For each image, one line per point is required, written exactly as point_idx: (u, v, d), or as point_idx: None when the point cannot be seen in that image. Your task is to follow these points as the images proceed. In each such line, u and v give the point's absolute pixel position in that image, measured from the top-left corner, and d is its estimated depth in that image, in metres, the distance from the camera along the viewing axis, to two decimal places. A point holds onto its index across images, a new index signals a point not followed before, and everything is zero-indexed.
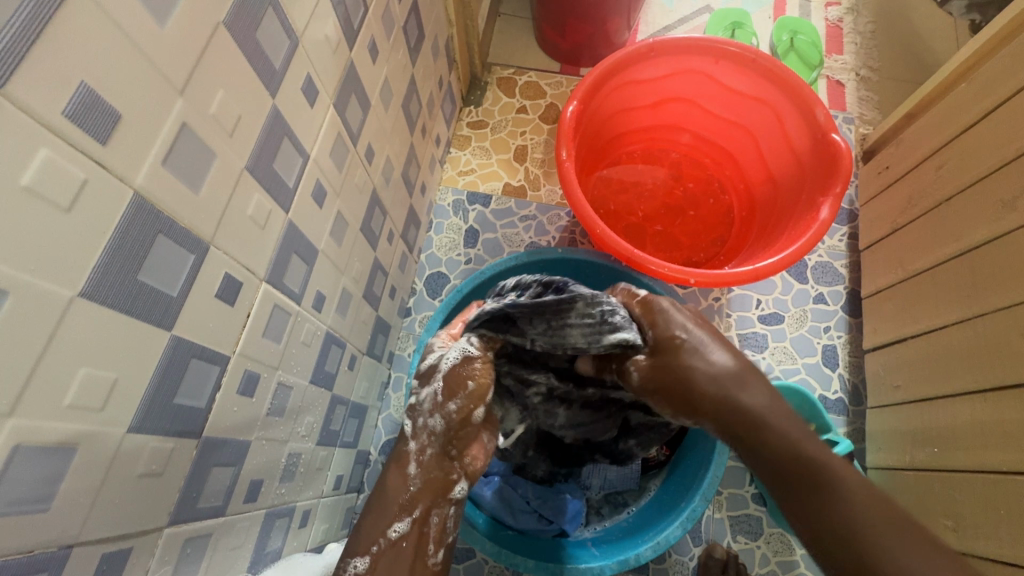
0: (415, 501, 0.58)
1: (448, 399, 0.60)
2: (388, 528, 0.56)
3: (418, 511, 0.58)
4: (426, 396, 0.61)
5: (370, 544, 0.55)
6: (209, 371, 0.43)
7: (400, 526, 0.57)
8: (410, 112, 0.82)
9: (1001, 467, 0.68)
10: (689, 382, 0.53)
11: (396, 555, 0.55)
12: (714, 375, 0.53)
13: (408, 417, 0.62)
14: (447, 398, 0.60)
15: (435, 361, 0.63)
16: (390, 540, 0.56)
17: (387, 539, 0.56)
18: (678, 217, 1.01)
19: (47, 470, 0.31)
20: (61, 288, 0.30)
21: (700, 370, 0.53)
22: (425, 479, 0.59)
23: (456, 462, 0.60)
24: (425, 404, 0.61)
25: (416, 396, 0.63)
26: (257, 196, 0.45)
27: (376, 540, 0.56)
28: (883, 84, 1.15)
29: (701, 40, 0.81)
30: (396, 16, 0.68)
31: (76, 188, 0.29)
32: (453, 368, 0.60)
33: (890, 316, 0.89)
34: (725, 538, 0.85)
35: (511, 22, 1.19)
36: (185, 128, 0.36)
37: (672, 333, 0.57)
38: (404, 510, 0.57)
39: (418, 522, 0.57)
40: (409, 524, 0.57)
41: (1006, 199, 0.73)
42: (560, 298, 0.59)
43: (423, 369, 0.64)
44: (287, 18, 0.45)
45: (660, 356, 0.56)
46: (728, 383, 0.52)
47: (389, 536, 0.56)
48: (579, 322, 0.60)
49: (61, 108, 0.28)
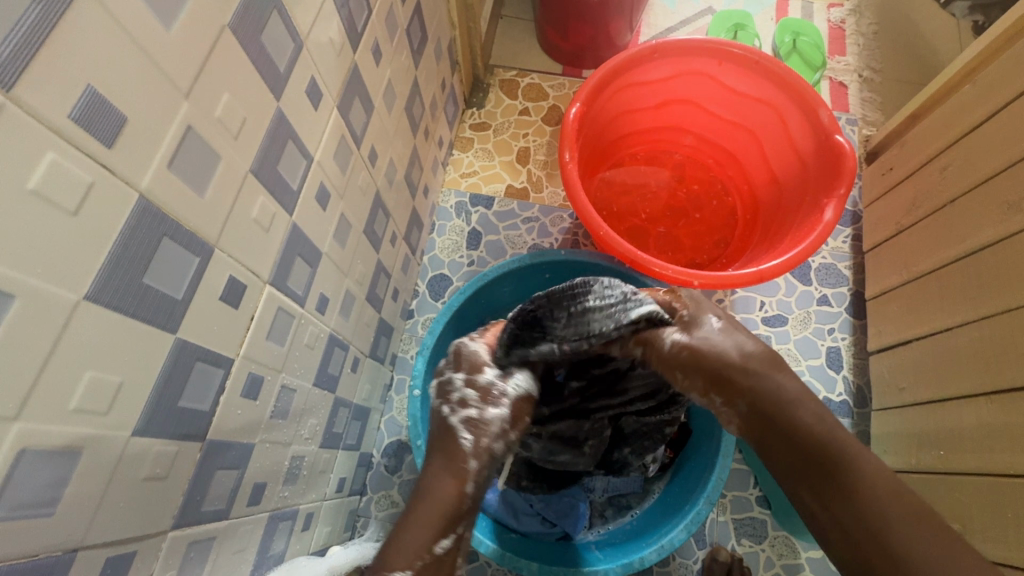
0: (461, 516, 0.52)
1: (512, 428, 0.59)
2: (433, 543, 0.49)
3: (459, 528, 0.52)
4: (496, 420, 0.58)
5: (410, 563, 0.47)
6: (213, 374, 0.43)
7: (444, 542, 0.50)
8: (414, 114, 0.82)
9: (1008, 470, 0.67)
10: (725, 367, 0.54)
11: (439, 568, 0.49)
12: (743, 356, 0.54)
13: (466, 431, 0.57)
14: (512, 427, 0.59)
15: (493, 381, 0.60)
16: (435, 556, 0.49)
17: (432, 556, 0.49)
18: (681, 219, 1.01)
19: (52, 474, 0.31)
20: (66, 292, 0.30)
21: (728, 358, 0.54)
22: (477, 496, 0.54)
23: (498, 479, 0.58)
24: (493, 425, 0.57)
25: (478, 411, 0.58)
26: (261, 199, 0.45)
27: (419, 555, 0.48)
28: (886, 85, 1.15)
29: (704, 42, 0.81)
30: (400, 18, 0.68)
31: (81, 191, 0.29)
32: (518, 398, 0.60)
33: (895, 318, 0.89)
34: (729, 542, 0.85)
35: (513, 24, 1.20)
36: (190, 131, 0.36)
37: (704, 319, 0.57)
38: (450, 525, 0.51)
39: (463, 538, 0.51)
40: (453, 539, 0.51)
41: (1011, 201, 0.72)
42: (574, 282, 0.59)
43: (473, 386, 0.60)
44: (292, 21, 0.45)
45: (686, 341, 0.56)
46: (764, 367, 0.53)
47: (434, 551, 0.49)
48: (600, 305, 0.58)
49: (67, 111, 0.28)
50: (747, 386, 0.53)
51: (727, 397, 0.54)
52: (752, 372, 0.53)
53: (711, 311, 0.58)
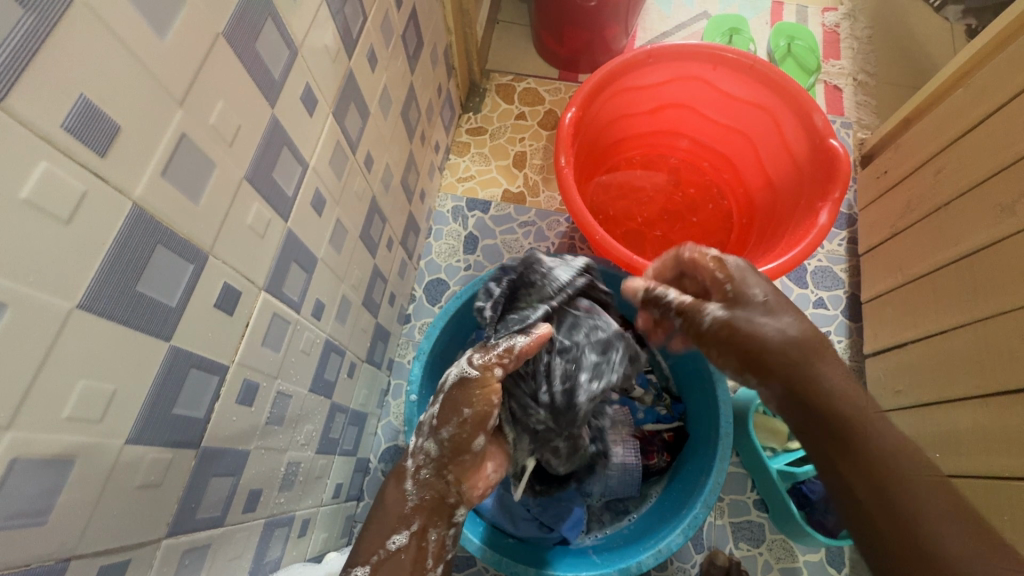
0: (411, 514, 0.57)
1: (442, 423, 0.59)
2: (388, 539, 0.56)
3: (417, 525, 0.57)
4: (427, 415, 0.60)
5: (370, 557, 0.55)
6: (208, 381, 0.43)
7: (399, 538, 0.56)
8: (410, 120, 0.82)
9: (1004, 472, 0.68)
10: (766, 350, 0.51)
11: (396, 566, 0.55)
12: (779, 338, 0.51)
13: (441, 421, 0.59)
14: (440, 423, 0.59)
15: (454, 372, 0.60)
16: (390, 550, 0.55)
17: (386, 551, 0.55)
18: (678, 222, 1.01)
19: (45, 482, 0.31)
20: (59, 300, 0.30)
21: (770, 340, 0.51)
22: (420, 496, 0.58)
23: (452, 486, 0.59)
24: (425, 424, 0.60)
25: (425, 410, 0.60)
26: (256, 205, 0.45)
27: (377, 550, 0.55)
28: (880, 89, 1.16)
29: (699, 46, 0.82)
30: (395, 25, 0.69)
31: (74, 201, 0.29)
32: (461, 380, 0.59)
33: (890, 321, 0.89)
34: (727, 545, 0.85)
35: (510, 29, 1.20)
36: (184, 139, 0.36)
37: (747, 293, 0.54)
38: (402, 522, 0.56)
39: (419, 535, 0.57)
40: (408, 536, 0.56)
41: (1004, 204, 0.73)
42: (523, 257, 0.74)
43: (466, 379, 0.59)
44: (287, 29, 0.45)
45: (727, 319, 0.53)
46: (803, 354, 0.50)
47: (389, 547, 0.55)
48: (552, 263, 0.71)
49: (60, 120, 0.28)
50: (783, 370, 0.50)
51: (762, 378, 0.51)
52: (799, 352, 0.50)
53: (757, 286, 0.54)
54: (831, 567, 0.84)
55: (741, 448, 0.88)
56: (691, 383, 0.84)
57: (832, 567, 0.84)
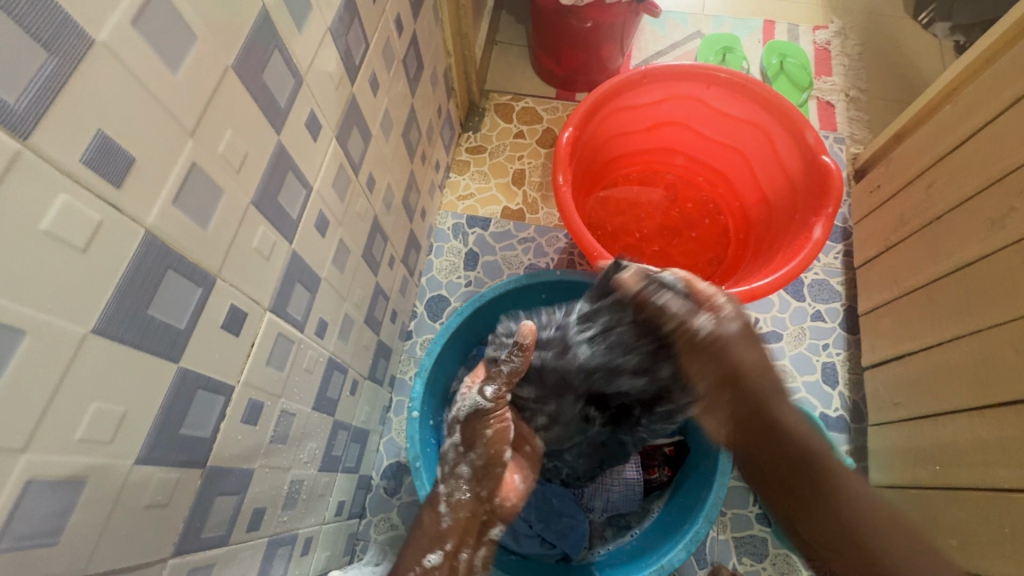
0: (446, 535, 0.63)
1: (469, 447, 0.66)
2: (424, 557, 0.62)
3: (450, 546, 0.64)
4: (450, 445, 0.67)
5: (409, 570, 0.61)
6: (214, 401, 0.44)
7: (432, 557, 0.62)
8: (410, 140, 0.84)
9: (1001, 484, 0.68)
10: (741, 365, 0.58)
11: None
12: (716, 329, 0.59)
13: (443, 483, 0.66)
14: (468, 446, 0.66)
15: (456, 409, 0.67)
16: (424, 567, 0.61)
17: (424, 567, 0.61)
18: (675, 238, 1.03)
19: (56, 504, 0.32)
20: (75, 326, 0.31)
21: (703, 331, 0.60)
22: (455, 520, 0.64)
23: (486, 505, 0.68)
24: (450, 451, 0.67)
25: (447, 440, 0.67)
26: (261, 229, 0.47)
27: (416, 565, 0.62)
28: (871, 104, 1.18)
29: (693, 67, 0.84)
30: (396, 50, 0.71)
31: (92, 230, 0.31)
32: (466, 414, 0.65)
33: (887, 333, 0.90)
34: (730, 560, 0.84)
35: (508, 50, 1.23)
36: (194, 167, 0.38)
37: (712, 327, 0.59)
38: (434, 544, 0.63)
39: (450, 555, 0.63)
40: (440, 556, 0.62)
41: (993, 218, 0.74)
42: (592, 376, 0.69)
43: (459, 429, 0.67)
44: (292, 59, 0.47)
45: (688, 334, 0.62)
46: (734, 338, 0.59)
47: (424, 565, 0.62)
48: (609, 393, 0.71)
49: (79, 154, 0.29)
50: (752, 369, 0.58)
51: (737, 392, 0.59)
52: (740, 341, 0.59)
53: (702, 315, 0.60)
54: None
55: None
56: None
57: None
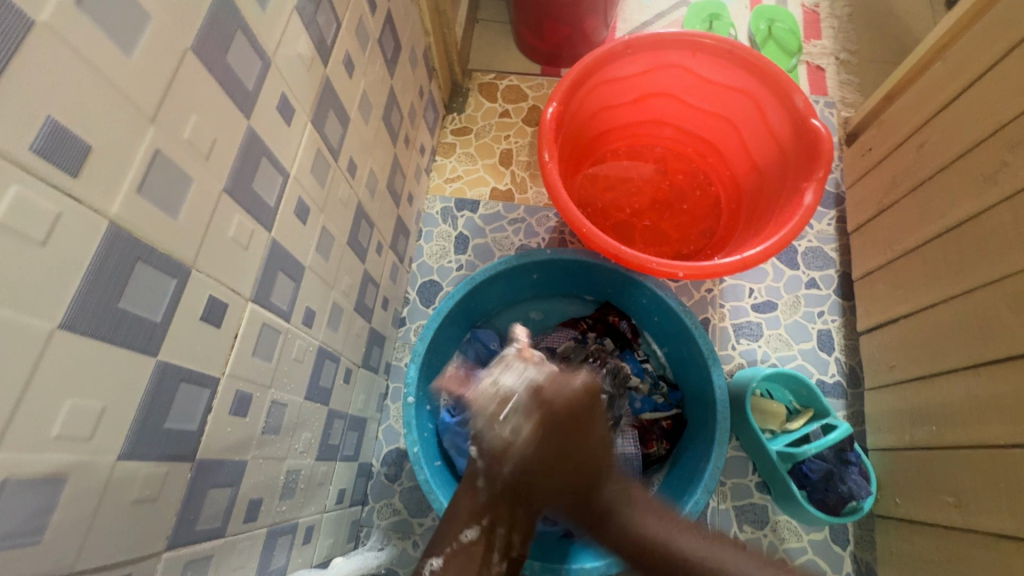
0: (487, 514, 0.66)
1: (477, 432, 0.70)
2: (462, 534, 0.65)
3: (486, 521, 0.65)
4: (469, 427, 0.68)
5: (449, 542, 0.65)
6: (200, 394, 0.44)
7: (471, 532, 0.65)
8: (392, 123, 0.82)
9: (998, 440, 0.68)
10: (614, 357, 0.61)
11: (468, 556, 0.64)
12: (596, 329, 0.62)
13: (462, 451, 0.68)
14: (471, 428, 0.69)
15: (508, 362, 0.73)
16: (463, 543, 0.64)
17: (460, 542, 0.64)
18: (666, 212, 1.02)
19: (34, 503, 0.31)
20: (40, 321, 0.30)
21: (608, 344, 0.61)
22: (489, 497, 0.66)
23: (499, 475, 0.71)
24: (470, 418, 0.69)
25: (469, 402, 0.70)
26: (237, 217, 0.46)
27: (450, 542, 0.65)
28: (862, 66, 1.16)
29: (677, 34, 0.82)
30: (371, 30, 0.69)
31: (50, 222, 0.30)
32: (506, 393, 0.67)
33: (881, 297, 0.89)
34: (731, 528, 0.86)
35: (490, 27, 1.20)
36: (159, 154, 0.37)
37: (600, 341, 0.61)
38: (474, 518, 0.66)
39: (485, 531, 0.65)
40: (478, 532, 0.65)
41: (986, 174, 0.73)
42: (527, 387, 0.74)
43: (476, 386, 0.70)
44: (258, 40, 0.45)
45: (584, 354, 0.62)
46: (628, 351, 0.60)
47: (462, 540, 0.65)
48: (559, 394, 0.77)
49: (29, 143, 0.28)
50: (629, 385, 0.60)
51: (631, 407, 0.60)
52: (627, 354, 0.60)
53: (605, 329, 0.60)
54: (835, 545, 0.86)
55: (740, 433, 0.88)
56: (687, 374, 0.86)
57: (838, 545, 0.86)
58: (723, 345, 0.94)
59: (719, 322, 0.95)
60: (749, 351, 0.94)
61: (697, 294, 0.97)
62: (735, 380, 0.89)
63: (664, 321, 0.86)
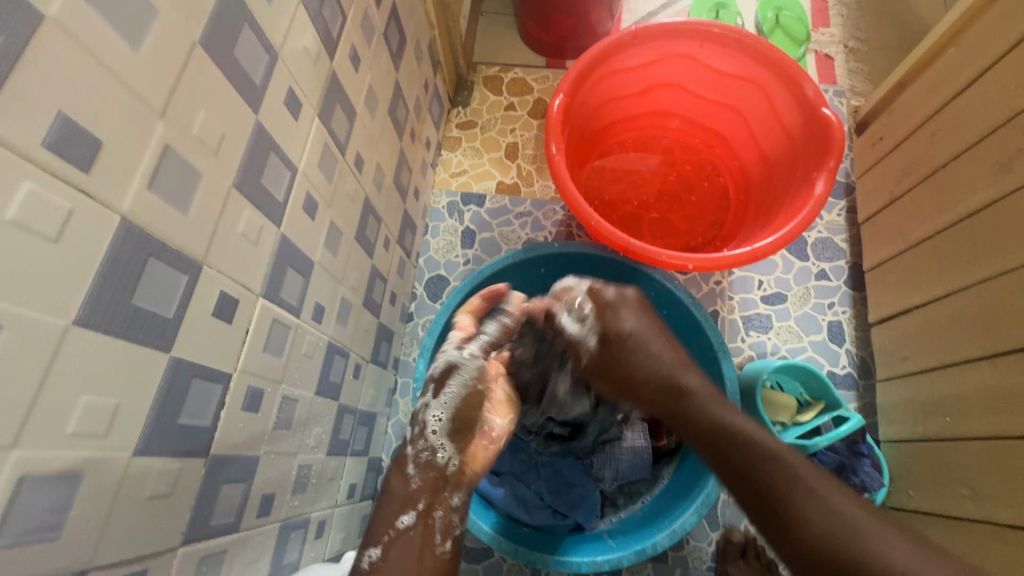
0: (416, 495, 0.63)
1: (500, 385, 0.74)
2: (397, 519, 0.61)
3: (421, 504, 0.62)
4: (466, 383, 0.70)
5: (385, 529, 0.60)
6: (212, 391, 0.44)
7: (406, 518, 0.61)
8: (397, 117, 0.82)
9: (1014, 431, 0.67)
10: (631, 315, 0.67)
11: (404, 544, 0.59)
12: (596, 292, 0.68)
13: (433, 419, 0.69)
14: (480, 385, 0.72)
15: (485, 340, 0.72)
16: (398, 530, 0.60)
17: (395, 529, 0.60)
18: (674, 204, 1.01)
19: (50, 499, 0.31)
20: (54, 319, 0.30)
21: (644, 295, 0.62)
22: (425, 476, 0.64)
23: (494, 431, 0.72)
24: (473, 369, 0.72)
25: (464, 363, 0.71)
26: (246, 213, 0.45)
27: (387, 529, 0.60)
28: (872, 54, 1.14)
29: (684, 24, 0.81)
30: (376, 22, 0.68)
31: (62, 219, 0.30)
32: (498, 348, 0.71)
33: (893, 288, 0.88)
34: (743, 521, 0.85)
35: (494, 20, 1.19)
36: (168, 150, 0.36)
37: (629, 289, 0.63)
38: (408, 504, 0.62)
39: (424, 513, 0.61)
40: (414, 516, 0.61)
41: (1001, 161, 0.72)
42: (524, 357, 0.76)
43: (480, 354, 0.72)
44: (265, 34, 0.45)
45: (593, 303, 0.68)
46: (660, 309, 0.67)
47: (398, 526, 0.60)
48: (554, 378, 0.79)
49: (40, 139, 0.28)
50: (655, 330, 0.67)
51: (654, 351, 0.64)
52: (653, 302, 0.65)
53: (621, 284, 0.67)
54: None
55: None
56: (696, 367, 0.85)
57: None
58: (733, 337, 0.94)
59: (728, 315, 0.95)
60: (759, 343, 0.94)
61: (706, 286, 0.96)
62: (745, 372, 0.89)
63: (673, 314, 0.86)
